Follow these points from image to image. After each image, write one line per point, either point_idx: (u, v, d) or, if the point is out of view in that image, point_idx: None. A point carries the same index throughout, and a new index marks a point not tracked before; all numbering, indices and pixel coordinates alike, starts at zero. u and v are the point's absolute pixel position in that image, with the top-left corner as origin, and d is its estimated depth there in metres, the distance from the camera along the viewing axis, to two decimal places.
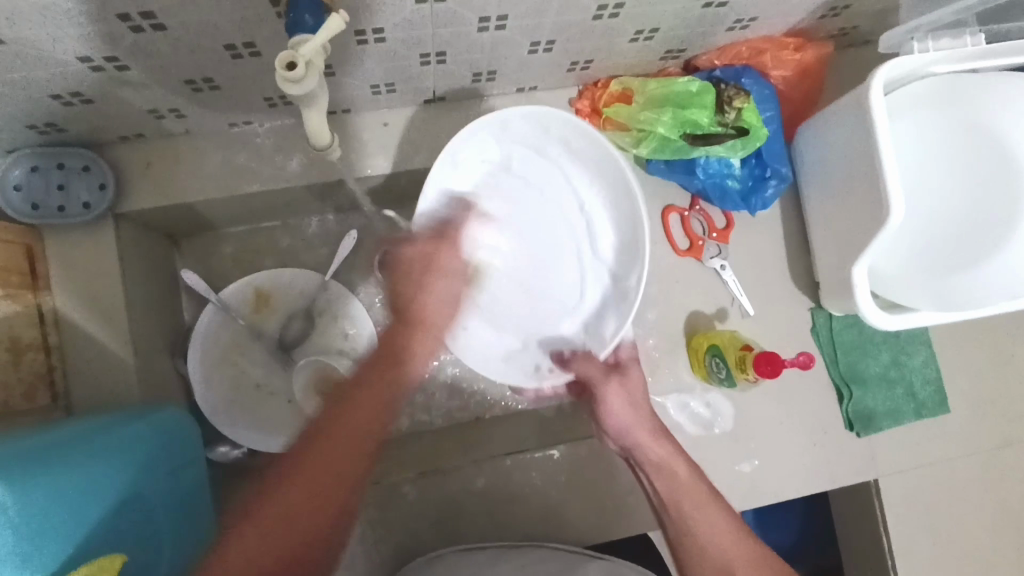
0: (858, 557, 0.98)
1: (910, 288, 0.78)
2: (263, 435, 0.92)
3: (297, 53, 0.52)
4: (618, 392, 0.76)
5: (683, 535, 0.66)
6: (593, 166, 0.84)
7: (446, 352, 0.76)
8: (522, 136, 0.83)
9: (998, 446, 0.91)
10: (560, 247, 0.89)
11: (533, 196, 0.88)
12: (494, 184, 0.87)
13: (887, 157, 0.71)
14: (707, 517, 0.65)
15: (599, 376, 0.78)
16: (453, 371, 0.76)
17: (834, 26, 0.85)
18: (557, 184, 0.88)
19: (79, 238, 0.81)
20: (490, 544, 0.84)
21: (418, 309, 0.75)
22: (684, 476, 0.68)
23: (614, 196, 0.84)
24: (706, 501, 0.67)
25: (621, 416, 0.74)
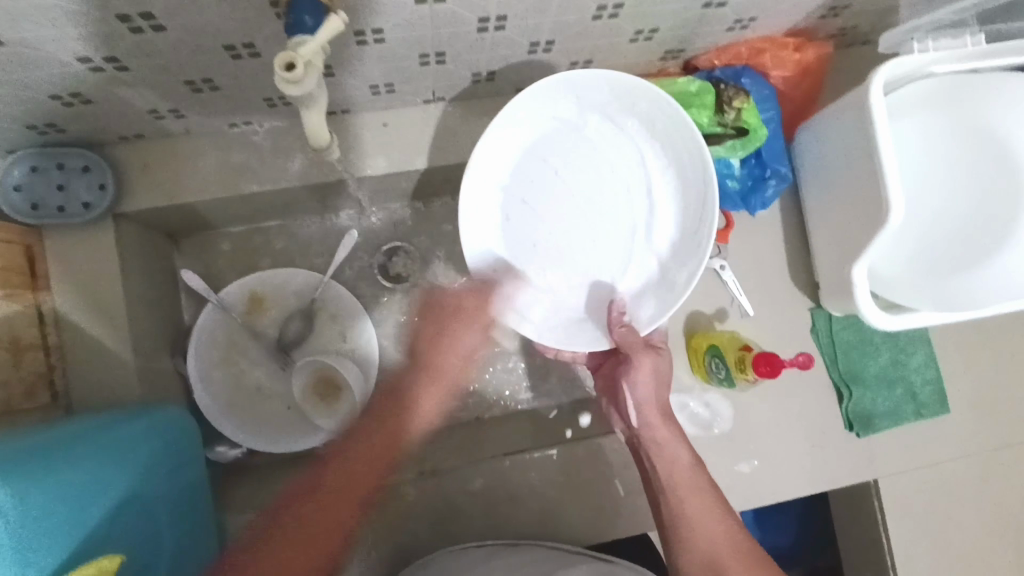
0: (857, 557, 0.98)
1: (911, 289, 0.78)
2: (254, 432, 0.92)
3: (297, 54, 0.52)
4: (649, 366, 0.77)
5: (675, 521, 0.71)
6: (668, 143, 0.82)
7: (434, 362, 0.82)
8: (596, 98, 0.80)
9: (998, 447, 0.91)
10: (616, 219, 0.85)
11: (593, 164, 0.85)
12: (554, 145, 0.84)
13: (888, 158, 0.71)
14: (701, 507, 0.71)
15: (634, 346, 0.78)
16: (444, 381, 0.82)
17: (834, 26, 0.85)
18: (622, 155, 0.85)
19: (79, 238, 0.81)
20: (489, 545, 0.85)
21: (434, 354, 0.82)
22: (682, 463, 0.74)
23: (680, 176, 0.82)
24: (701, 490, 0.72)
25: (643, 388, 0.77)
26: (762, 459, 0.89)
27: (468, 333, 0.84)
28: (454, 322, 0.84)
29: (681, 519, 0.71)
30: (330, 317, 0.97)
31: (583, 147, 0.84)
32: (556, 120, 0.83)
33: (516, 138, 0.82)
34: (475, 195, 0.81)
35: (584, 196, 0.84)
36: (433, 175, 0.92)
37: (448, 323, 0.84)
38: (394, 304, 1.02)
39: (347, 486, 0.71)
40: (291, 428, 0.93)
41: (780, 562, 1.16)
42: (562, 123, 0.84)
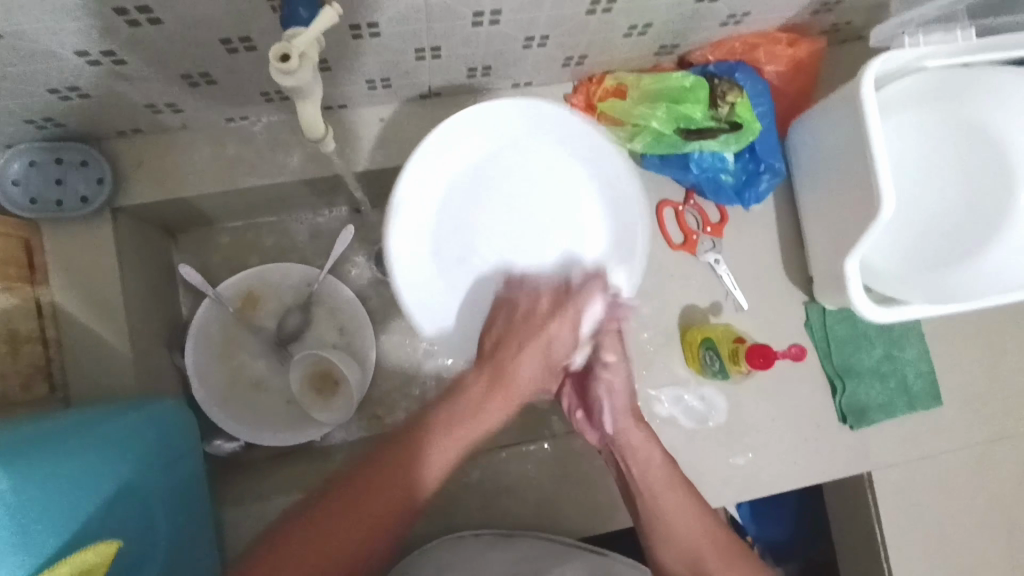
0: (851, 550, 0.99)
1: (904, 283, 0.78)
2: (257, 429, 0.91)
3: (291, 45, 0.52)
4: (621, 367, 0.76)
5: (656, 520, 0.71)
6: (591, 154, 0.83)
7: (510, 375, 0.72)
8: (514, 123, 0.82)
9: (990, 439, 0.92)
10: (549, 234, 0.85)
11: (523, 184, 0.85)
12: (481, 173, 0.84)
13: (879, 151, 0.72)
14: (678, 504, 0.72)
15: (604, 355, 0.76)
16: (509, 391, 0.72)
17: (827, 22, 0.86)
18: (549, 173, 0.85)
19: (77, 232, 0.81)
20: (485, 535, 0.85)
21: (509, 365, 0.72)
22: (657, 461, 0.74)
23: (607, 183, 0.84)
24: (679, 489, 0.73)
25: (616, 393, 0.76)
26: (757, 452, 0.89)
27: (535, 348, 0.73)
28: (525, 330, 0.73)
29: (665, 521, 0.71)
30: (329, 311, 0.98)
31: (510, 169, 0.84)
32: (479, 149, 0.83)
33: (440, 170, 0.82)
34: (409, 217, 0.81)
35: (516, 216, 0.84)
36: None
37: (520, 330, 0.73)
38: (391, 299, 1.02)
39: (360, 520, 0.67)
40: (290, 421, 0.94)
41: (776, 555, 1.17)
42: (486, 153, 0.84)
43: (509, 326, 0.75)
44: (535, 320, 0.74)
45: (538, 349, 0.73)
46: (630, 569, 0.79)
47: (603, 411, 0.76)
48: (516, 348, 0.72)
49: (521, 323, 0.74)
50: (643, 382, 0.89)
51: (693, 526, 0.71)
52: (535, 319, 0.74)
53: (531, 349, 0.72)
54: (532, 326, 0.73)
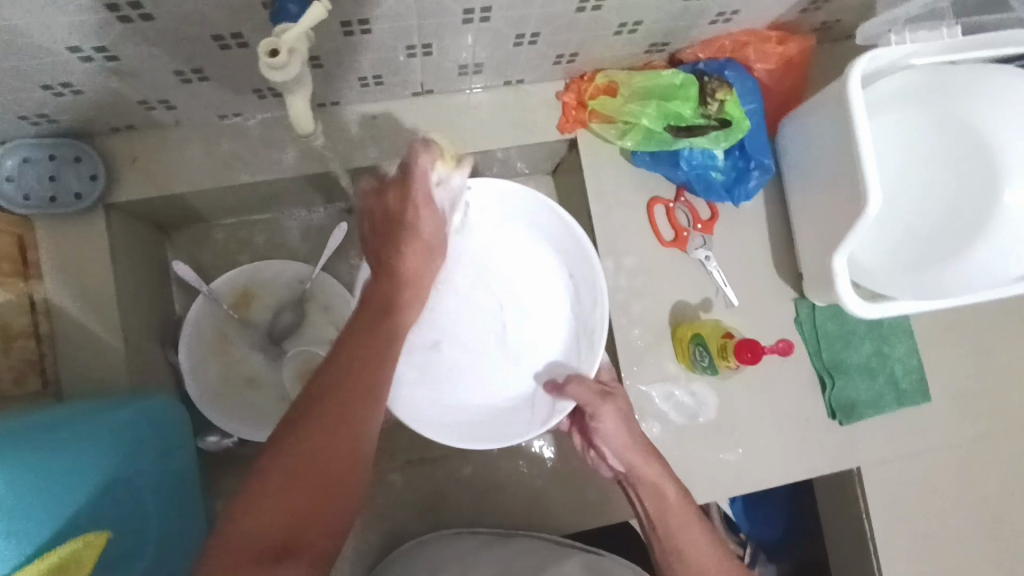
0: (840, 546, 1.00)
1: (894, 279, 0.79)
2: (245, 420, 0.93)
3: (280, 40, 0.53)
4: (612, 413, 0.78)
5: (675, 552, 0.71)
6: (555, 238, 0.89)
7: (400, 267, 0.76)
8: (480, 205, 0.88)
9: (978, 435, 0.93)
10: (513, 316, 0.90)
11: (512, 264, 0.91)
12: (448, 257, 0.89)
13: (866, 147, 0.73)
14: (695, 533, 0.72)
15: (593, 398, 0.78)
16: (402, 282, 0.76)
17: (817, 20, 0.87)
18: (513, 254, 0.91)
19: (69, 228, 0.81)
20: (477, 532, 0.86)
21: (398, 262, 0.77)
22: (671, 498, 0.74)
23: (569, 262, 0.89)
24: (694, 519, 0.73)
25: (616, 435, 0.77)
26: (747, 447, 0.90)
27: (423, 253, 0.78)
28: (406, 235, 0.78)
29: (680, 554, 0.71)
30: (322, 308, 0.98)
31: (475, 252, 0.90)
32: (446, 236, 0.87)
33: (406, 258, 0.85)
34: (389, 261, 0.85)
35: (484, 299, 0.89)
36: None
37: (405, 234, 0.77)
38: None
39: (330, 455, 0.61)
40: (282, 419, 0.94)
41: (769, 550, 1.18)
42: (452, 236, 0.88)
43: (401, 234, 0.78)
44: (412, 224, 0.77)
45: (420, 253, 0.78)
46: (621, 567, 0.77)
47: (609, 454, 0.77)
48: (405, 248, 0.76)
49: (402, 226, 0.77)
50: (634, 378, 0.90)
51: (709, 562, 0.70)
52: (418, 221, 0.78)
53: (420, 246, 0.78)
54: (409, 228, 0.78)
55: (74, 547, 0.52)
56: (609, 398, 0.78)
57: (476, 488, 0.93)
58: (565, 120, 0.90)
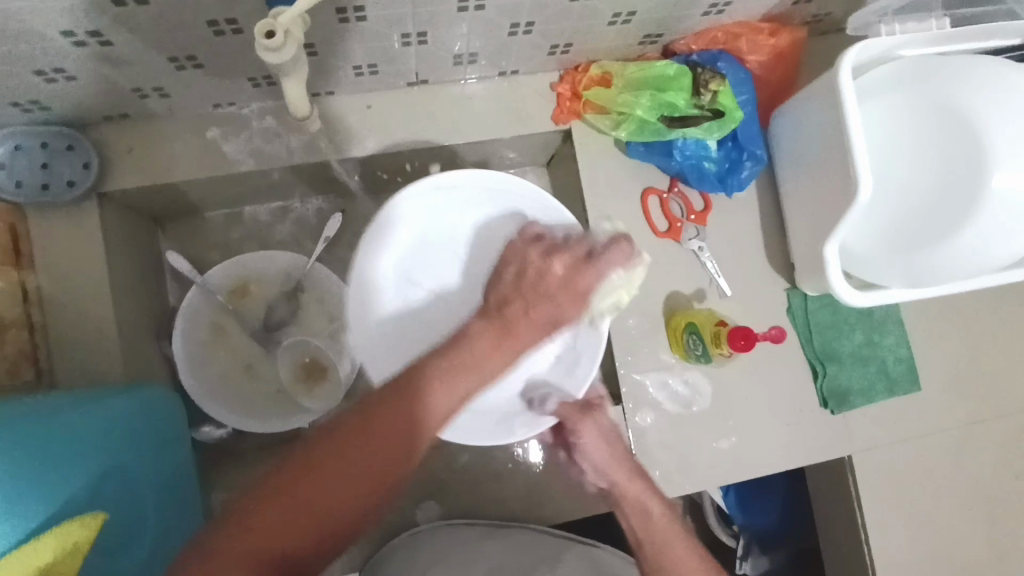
0: (831, 534, 1.01)
1: (884, 267, 0.80)
2: (204, 396, 0.91)
3: (275, 22, 0.53)
4: (592, 429, 0.77)
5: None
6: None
7: (511, 324, 0.72)
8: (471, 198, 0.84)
9: (967, 423, 0.94)
10: None
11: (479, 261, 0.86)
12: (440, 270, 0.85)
13: (857, 137, 0.74)
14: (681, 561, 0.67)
15: (574, 415, 0.78)
16: (506, 346, 0.71)
17: (808, 13, 0.88)
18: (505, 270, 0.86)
19: (60, 217, 0.81)
20: (475, 523, 0.87)
21: (515, 323, 0.72)
22: (658, 517, 0.70)
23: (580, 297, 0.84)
24: (681, 545, 0.68)
25: (595, 452, 0.76)
26: (740, 436, 0.90)
27: (538, 307, 0.74)
28: (535, 296, 0.74)
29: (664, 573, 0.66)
30: (317, 299, 0.98)
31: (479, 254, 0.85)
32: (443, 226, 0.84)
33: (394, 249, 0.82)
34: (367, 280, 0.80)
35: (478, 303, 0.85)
36: (417, 156, 0.94)
37: (530, 294, 0.74)
38: None
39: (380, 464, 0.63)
40: (275, 411, 0.94)
41: (764, 543, 1.18)
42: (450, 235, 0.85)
43: (520, 285, 0.75)
44: (512, 319, 0.72)
45: (544, 315, 0.74)
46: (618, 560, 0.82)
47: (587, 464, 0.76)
48: (526, 307, 0.73)
49: (530, 285, 0.74)
50: (628, 368, 0.90)
51: None
52: (543, 284, 0.75)
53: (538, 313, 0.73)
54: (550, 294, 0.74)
55: (68, 528, 0.51)
56: (590, 415, 0.78)
57: (470, 478, 0.93)
58: (559, 110, 0.91)
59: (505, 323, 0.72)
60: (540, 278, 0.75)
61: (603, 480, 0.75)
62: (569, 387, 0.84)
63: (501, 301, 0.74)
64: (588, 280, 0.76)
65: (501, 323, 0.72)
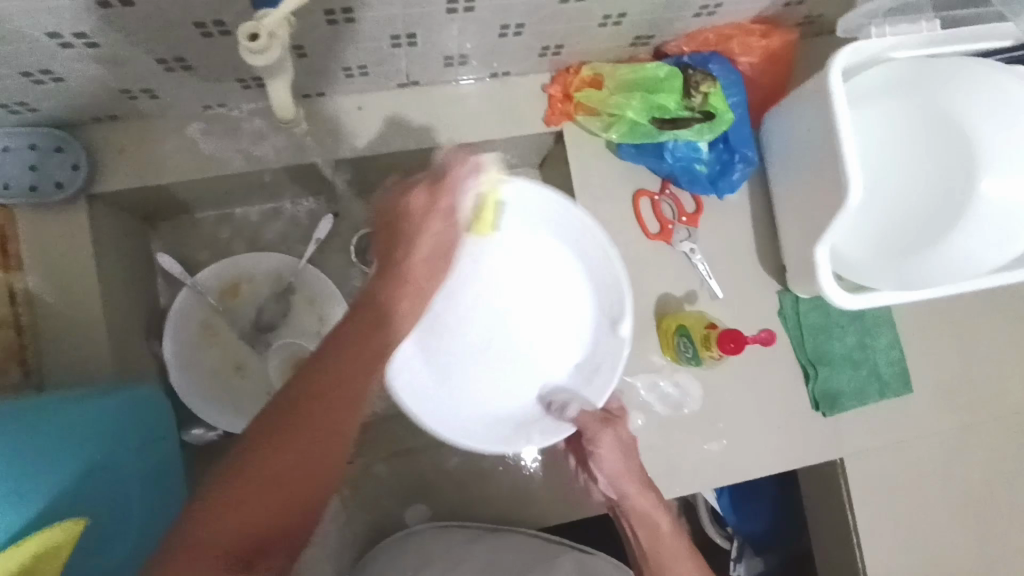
0: (822, 537, 1.01)
1: (875, 270, 0.80)
2: (192, 391, 0.92)
3: (260, 24, 0.53)
4: (611, 441, 0.80)
5: None
6: (595, 265, 0.89)
7: (403, 270, 0.77)
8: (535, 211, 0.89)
9: (959, 426, 0.94)
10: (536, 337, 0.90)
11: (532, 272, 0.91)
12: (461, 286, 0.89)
13: (847, 139, 0.73)
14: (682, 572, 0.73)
15: (595, 426, 0.80)
16: (415, 287, 0.78)
17: (800, 14, 0.88)
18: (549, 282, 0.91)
19: (50, 218, 0.81)
20: (467, 526, 0.87)
21: (406, 265, 0.78)
22: (665, 531, 0.76)
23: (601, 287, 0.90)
24: (682, 558, 0.74)
25: (611, 464, 0.79)
26: (731, 438, 0.90)
27: (425, 253, 0.78)
28: (419, 237, 0.78)
29: None
30: (308, 300, 0.98)
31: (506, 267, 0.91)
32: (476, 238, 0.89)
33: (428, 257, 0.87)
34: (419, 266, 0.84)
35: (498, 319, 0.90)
36: (408, 158, 0.93)
37: (412, 237, 0.77)
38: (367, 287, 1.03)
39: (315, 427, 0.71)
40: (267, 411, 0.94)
41: (756, 545, 1.18)
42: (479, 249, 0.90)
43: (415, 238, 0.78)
44: (415, 280, 0.77)
45: (431, 249, 0.78)
46: (611, 568, 0.81)
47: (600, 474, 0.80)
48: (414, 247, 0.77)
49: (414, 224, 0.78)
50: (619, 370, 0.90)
51: None
52: (423, 221, 0.78)
53: (429, 251, 0.77)
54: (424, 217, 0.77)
55: (50, 532, 0.51)
56: (611, 427, 0.81)
57: (461, 480, 0.92)
58: (551, 112, 0.91)
59: (399, 275, 0.76)
60: (421, 221, 0.78)
61: (615, 491, 0.79)
62: (590, 395, 0.85)
63: (390, 255, 0.78)
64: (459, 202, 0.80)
65: (395, 271, 0.77)
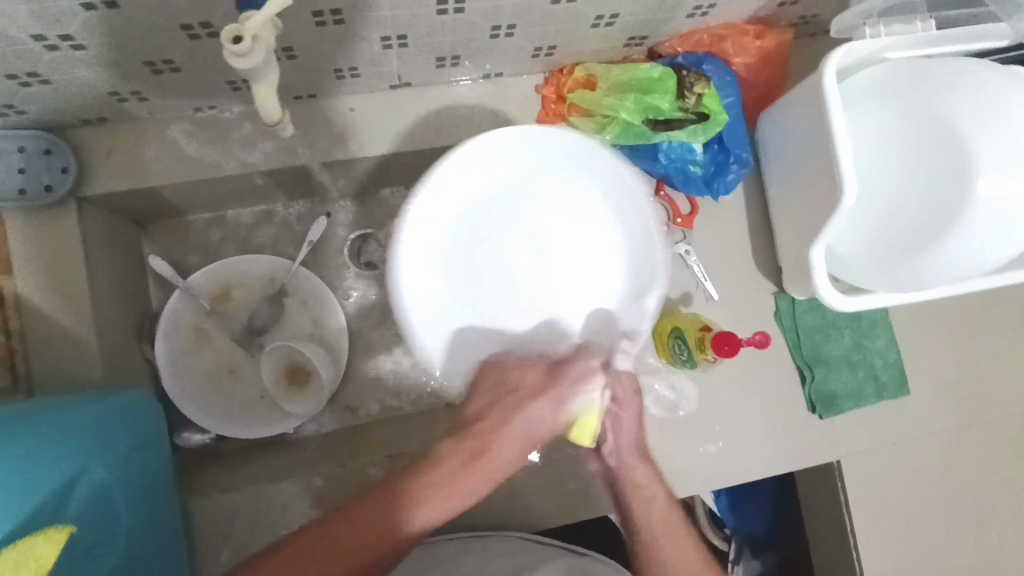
0: (819, 540, 1.00)
1: (869, 273, 0.79)
2: (186, 398, 0.91)
3: (243, 27, 0.52)
4: (633, 411, 0.76)
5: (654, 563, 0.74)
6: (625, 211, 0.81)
7: (485, 448, 0.74)
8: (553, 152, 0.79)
9: (957, 427, 0.93)
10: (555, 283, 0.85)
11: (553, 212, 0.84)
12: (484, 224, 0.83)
13: (841, 140, 0.73)
14: (678, 549, 0.74)
15: (625, 393, 0.76)
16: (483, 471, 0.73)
17: (794, 14, 0.87)
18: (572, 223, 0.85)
19: (38, 221, 0.80)
20: (457, 537, 0.87)
21: (480, 436, 0.74)
22: (659, 504, 0.76)
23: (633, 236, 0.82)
24: (679, 533, 0.75)
25: (628, 433, 0.76)
26: (727, 441, 0.90)
27: (512, 430, 0.74)
28: (501, 405, 0.75)
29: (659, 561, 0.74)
30: (302, 303, 0.98)
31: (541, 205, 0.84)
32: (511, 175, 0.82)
33: (458, 199, 0.81)
34: (429, 211, 0.78)
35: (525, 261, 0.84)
36: (401, 160, 0.93)
37: (503, 402, 0.75)
38: (360, 289, 1.03)
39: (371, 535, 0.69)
40: (261, 416, 0.94)
41: (755, 546, 1.18)
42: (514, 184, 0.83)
43: (504, 399, 0.76)
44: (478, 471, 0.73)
45: (522, 432, 0.74)
46: (604, 568, 0.83)
47: (607, 445, 0.78)
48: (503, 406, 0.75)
49: (506, 389, 0.76)
50: None
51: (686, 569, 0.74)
52: (522, 392, 0.75)
53: (512, 441, 0.74)
54: (518, 407, 0.74)
55: (34, 541, 0.50)
56: (637, 397, 0.77)
57: None
58: (544, 113, 0.90)
59: (474, 455, 0.74)
60: (521, 387, 0.76)
61: (618, 460, 0.77)
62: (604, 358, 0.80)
63: (472, 414, 0.76)
64: (563, 390, 0.74)
65: (465, 428, 0.76)
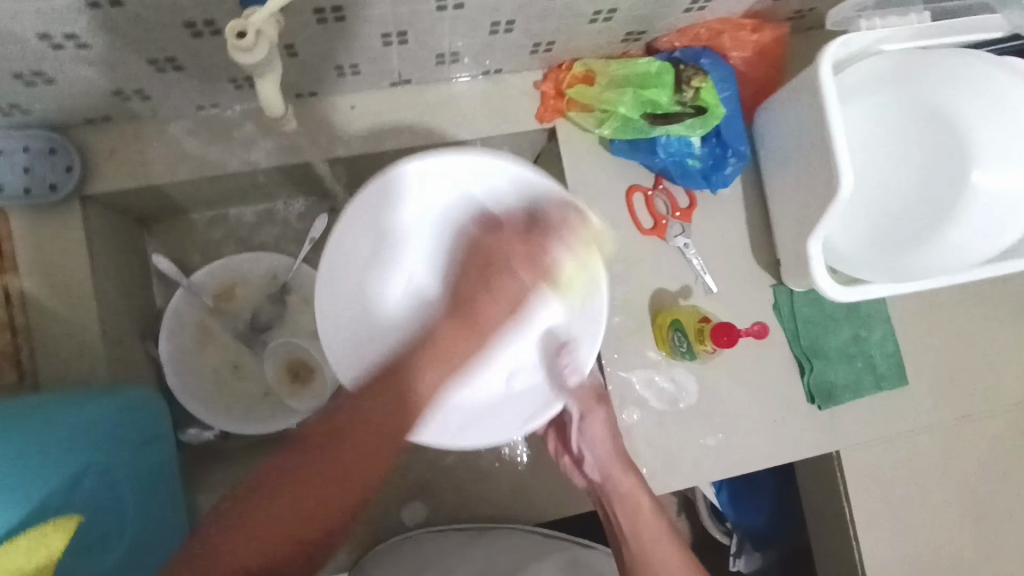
0: (819, 531, 1.01)
1: (866, 264, 0.80)
2: (187, 396, 0.90)
3: (247, 22, 0.53)
4: (601, 426, 0.81)
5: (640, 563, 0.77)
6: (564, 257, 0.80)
7: (475, 316, 0.81)
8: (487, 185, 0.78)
9: (956, 417, 0.94)
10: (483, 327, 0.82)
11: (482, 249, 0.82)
12: None
13: (839, 132, 0.74)
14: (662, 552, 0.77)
15: (592, 405, 0.81)
16: (477, 332, 0.81)
17: (791, 9, 0.88)
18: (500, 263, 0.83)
19: (43, 220, 0.81)
20: (464, 526, 0.88)
21: (479, 313, 0.81)
22: (644, 510, 0.80)
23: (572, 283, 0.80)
24: (662, 536, 0.79)
25: (602, 446, 0.81)
26: (727, 432, 0.90)
27: (500, 300, 0.82)
28: (494, 279, 0.82)
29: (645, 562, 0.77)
30: (305, 300, 0.98)
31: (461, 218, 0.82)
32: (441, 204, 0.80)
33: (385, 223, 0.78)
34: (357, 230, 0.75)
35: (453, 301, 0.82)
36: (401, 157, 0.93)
37: (493, 281, 0.82)
38: None
39: (373, 446, 0.71)
40: (264, 414, 0.93)
41: (757, 541, 1.17)
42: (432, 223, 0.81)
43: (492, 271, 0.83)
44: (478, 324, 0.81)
45: (509, 295, 0.82)
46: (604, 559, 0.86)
47: (587, 461, 0.82)
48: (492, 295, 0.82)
49: (490, 268, 0.83)
50: (615, 365, 0.90)
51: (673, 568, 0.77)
52: (507, 270, 0.82)
53: (501, 299, 0.82)
54: (504, 272, 0.82)
55: (45, 531, 0.51)
56: (603, 405, 0.82)
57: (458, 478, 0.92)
58: (543, 109, 0.91)
59: (469, 312, 0.82)
60: (502, 262, 0.82)
61: (600, 473, 0.81)
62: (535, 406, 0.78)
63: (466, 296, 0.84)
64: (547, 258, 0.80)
65: (462, 311, 0.83)
